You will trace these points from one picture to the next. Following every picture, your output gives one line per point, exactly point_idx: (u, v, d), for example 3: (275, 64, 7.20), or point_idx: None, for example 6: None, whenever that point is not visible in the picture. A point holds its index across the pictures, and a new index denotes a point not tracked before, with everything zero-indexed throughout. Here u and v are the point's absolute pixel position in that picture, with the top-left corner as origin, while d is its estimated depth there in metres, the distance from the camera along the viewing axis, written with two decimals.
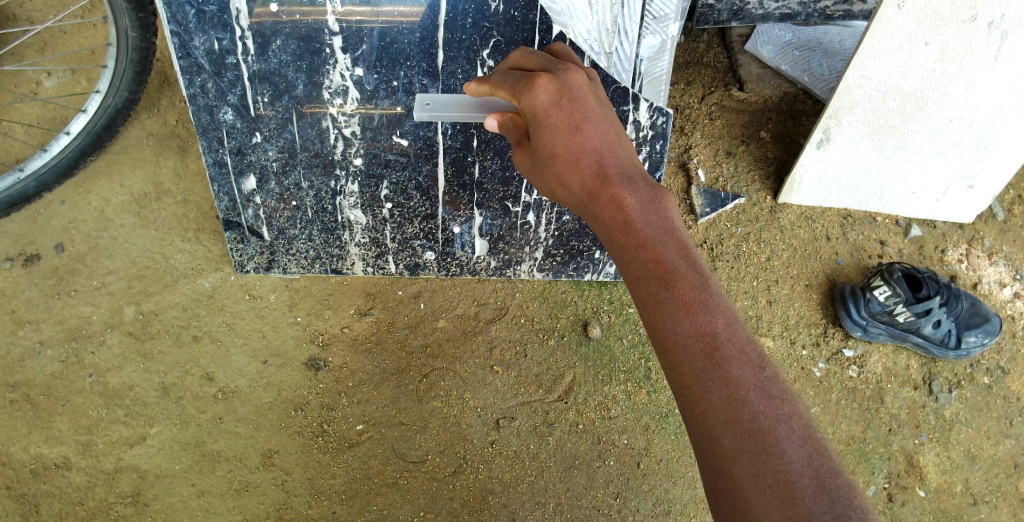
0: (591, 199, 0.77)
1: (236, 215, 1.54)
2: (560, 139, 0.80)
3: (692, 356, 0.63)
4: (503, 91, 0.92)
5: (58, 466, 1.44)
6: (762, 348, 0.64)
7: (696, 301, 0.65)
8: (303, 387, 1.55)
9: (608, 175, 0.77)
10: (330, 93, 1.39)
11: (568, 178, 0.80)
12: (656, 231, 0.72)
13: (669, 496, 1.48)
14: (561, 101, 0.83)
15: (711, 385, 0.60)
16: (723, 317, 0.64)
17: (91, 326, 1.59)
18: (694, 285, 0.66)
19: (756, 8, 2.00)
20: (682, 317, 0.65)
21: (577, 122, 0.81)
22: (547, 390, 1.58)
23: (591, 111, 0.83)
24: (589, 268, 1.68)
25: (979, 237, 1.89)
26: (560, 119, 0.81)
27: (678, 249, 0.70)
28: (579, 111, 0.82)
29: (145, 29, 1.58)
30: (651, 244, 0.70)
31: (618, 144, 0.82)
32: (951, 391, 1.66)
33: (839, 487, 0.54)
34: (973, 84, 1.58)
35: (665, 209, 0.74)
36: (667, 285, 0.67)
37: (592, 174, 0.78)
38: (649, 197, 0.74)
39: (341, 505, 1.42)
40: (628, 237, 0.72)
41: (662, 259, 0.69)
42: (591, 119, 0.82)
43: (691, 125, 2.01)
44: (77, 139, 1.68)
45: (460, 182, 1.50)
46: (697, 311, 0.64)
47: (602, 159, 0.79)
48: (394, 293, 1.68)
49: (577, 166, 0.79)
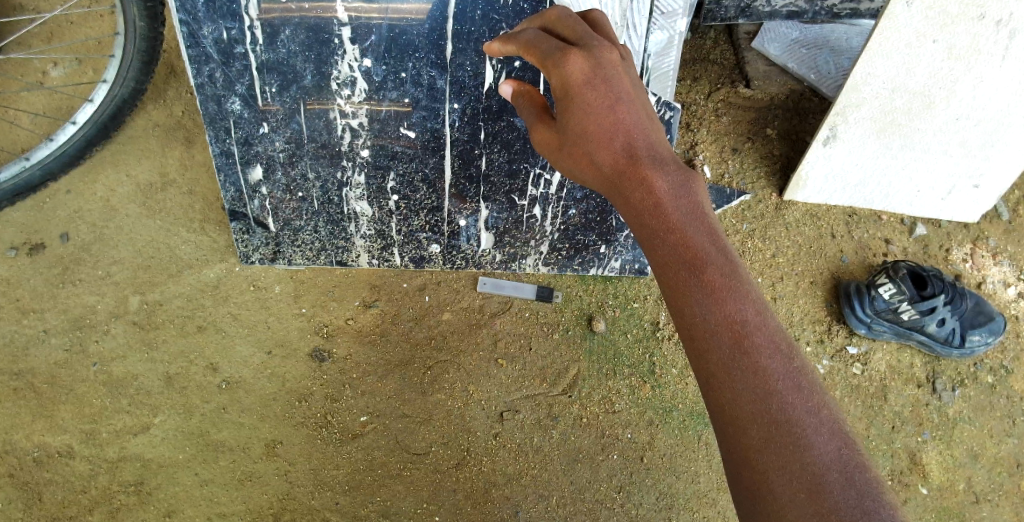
0: (618, 178, 0.76)
1: (242, 206, 1.53)
2: (593, 120, 0.78)
3: (722, 344, 0.62)
4: (532, 59, 0.87)
5: (62, 454, 1.45)
6: (790, 337, 0.64)
7: (726, 288, 0.65)
8: (307, 378, 1.55)
9: (639, 157, 0.75)
10: (338, 84, 1.38)
11: (599, 155, 0.78)
12: (686, 214, 0.70)
13: (673, 490, 1.50)
14: (595, 79, 0.80)
15: (739, 375, 0.60)
16: (753, 305, 0.64)
17: (96, 315, 1.59)
18: (724, 276, 0.65)
19: (763, 6, 1.96)
20: (711, 303, 0.64)
21: (610, 101, 0.79)
22: (552, 383, 1.58)
23: (626, 92, 0.80)
24: (595, 262, 1.65)
25: (984, 237, 1.89)
26: (594, 98, 0.79)
27: (711, 237, 0.68)
28: (613, 91, 0.79)
29: (153, 18, 1.57)
30: (683, 229, 0.69)
31: (651, 126, 0.79)
32: (955, 390, 1.66)
33: (866, 482, 0.55)
34: (981, 82, 1.59)
35: (696, 192, 0.72)
36: (698, 272, 0.66)
37: (621, 154, 0.76)
38: (680, 180, 0.73)
39: (344, 496, 1.44)
40: (657, 220, 0.70)
41: (686, 245, 0.68)
42: (625, 101, 0.79)
43: (697, 121, 2.00)
44: (84, 128, 1.67)
45: (466, 174, 1.51)
46: (726, 299, 0.64)
47: (632, 139, 0.77)
48: (399, 285, 1.67)
49: (604, 147, 0.77)
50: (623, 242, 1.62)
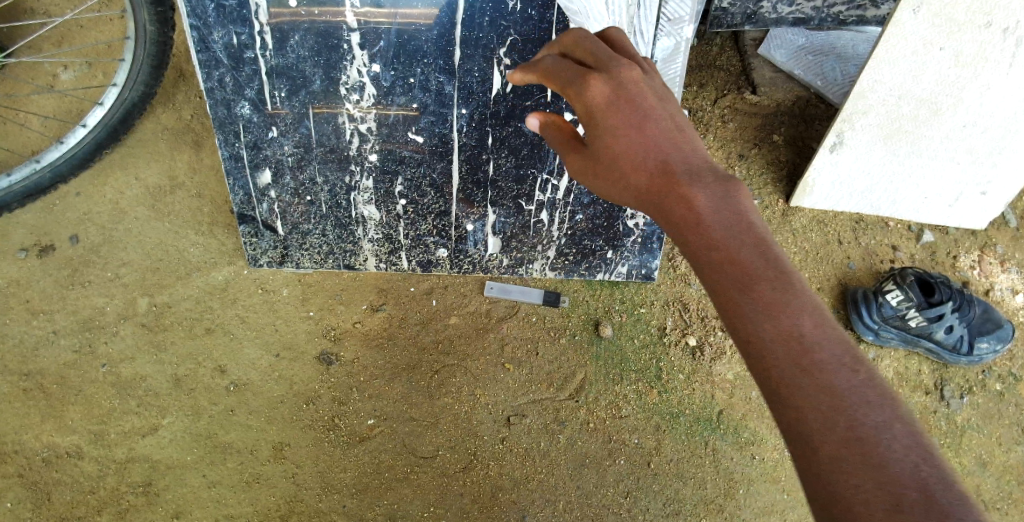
0: (653, 197, 0.73)
1: (251, 209, 1.54)
2: (621, 140, 0.77)
3: (780, 362, 0.59)
4: (554, 88, 0.87)
5: (70, 454, 1.46)
6: (854, 346, 0.60)
7: (778, 302, 0.62)
8: (315, 381, 1.55)
9: (672, 170, 0.72)
10: (346, 89, 1.39)
11: (630, 175, 0.76)
12: (728, 223, 0.67)
13: (680, 496, 1.50)
14: (618, 101, 0.79)
15: (800, 392, 0.57)
16: (809, 316, 0.61)
17: (105, 316, 1.60)
18: (774, 292, 0.62)
19: (769, 13, 1.98)
20: (763, 319, 0.61)
21: (636, 120, 0.77)
22: (559, 388, 1.58)
23: (650, 107, 0.78)
24: (601, 267, 1.66)
25: (992, 244, 1.89)
26: (619, 118, 0.77)
27: (758, 249, 0.65)
28: (638, 108, 0.77)
29: (163, 23, 1.59)
30: (726, 243, 0.66)
31: (682, 138, 0.77)
32: (963, 397, 1.66)
33: (957, 502, 0.49)
34: (988, 89, 1.58)
35: (737, 199, 0.69)
36: (746, 289, 0.63)
37: (653, 169, 0.74)
38: (718, 189, 0.69)
39: (352, 499, 1.44)
40: (697, 234, 0.68)
41: (731, 260, 0.65)
42: (651, 115, 0.77)
43: (704, 127, 2.01)
44: (94, 131, 1.69)
45: (474, 179, 1.51)
46: (778, 312, 0.61)
47: (662, 154, 0.75)
48: (406, 289, 1.67)
49: (635, 166, 0.75)
50: (630, 248, 1.63)
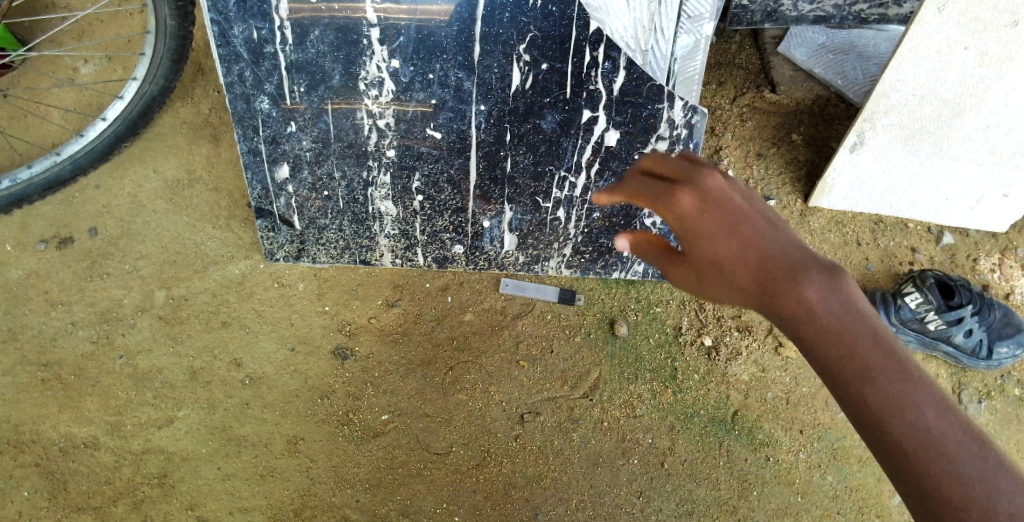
0: (764, 298, 0.64)
1: (268, 203, 1.55)
2: (717, 243, 0.70)
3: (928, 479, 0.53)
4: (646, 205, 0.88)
5: (88, 444, 1.47)
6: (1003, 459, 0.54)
7: (914, 416, 0.55)
8: (330, 376, 1.56)
9: (779, 271, 0.65)
10: (365, 84, 1.39)
11: (733, 277, 0.67)
12: (849, 329, 0.60)
13: (693, 497, 1.49)
14: (708, 207, 0.74)
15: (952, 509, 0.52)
16: (951, 430, 0.55)
17: (122, 308, 1.61)
18: (895, 389, 0.56)
19: (790, 11, 2.01)
20: (901, 434, 0.55)
21: (731, 221, 0.71)
22: (573, 386, 1.58)
23: (745, 208, 0.72)
24: (617, 266, 1.66)
25: (1013, 247, 1.86)
26: (711, 222, 0.72)
27: (884, 352, 0.58)
28: (731, 211, 0.72)
29: (184, 18, 1.59)
30: (852, 348, 0.58)
31: (781, 234, 0.69)
32: (981, 401, 1.64)
33: None
34: (1012, 90, 1.56)
35: (851, 296, 0.62)
36: (871, 393, 0.57)
37: (757, 270, 0.66)
38: (831, 287, 0.62)
39: (365, 494, 1.44)
40: (817, 341, 0.60)
41: (865, 347, 0.57)
42: (748, 216, 0.71)
43: (722, 126, 1.99)
44: (113, 125, 1.70)
45: (491, 176, 1.51)
46: (916, 427, 0.55)
47: (766, 250, 0.67)
48: (422, 285, 1.67)
49: (738, 267, 0.67)
50: None
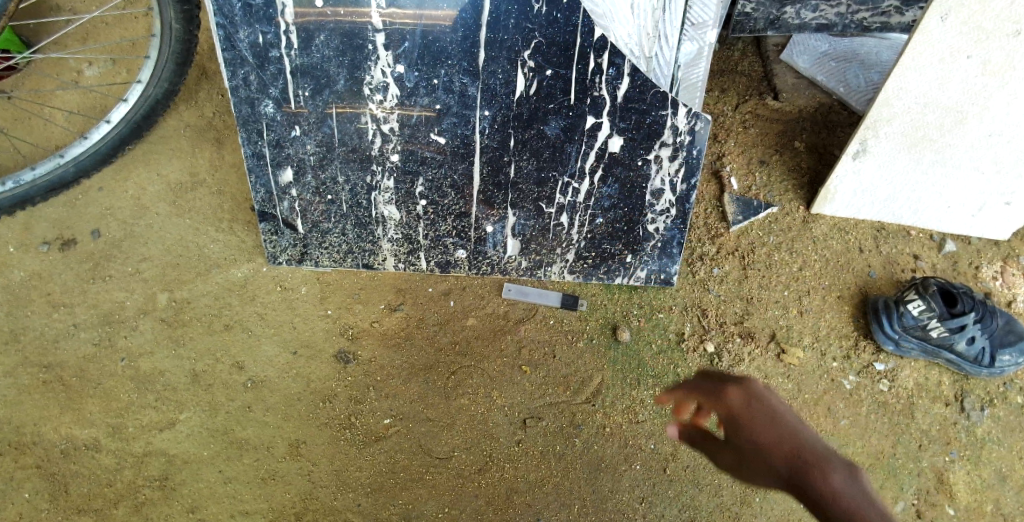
0: (794, 474, 0.79)
1: (271, 207, 1.56)
2: (760, 431, 0.88)
3: None
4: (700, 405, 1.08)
5: (89, 447, 1.46)
6: None
7: None
8: (332, 379, 1.56)
9: (806, 457, 0.81)
10: (370, 89, 1.40)
11: (771, 460, 0.83)
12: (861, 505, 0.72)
13: (695, 503, 1.49)
14: (754, 407, 0.94)
15: None
16: None
17: (124, 311, 1.61)
18: None
19: (793, 18, 1.96)
20: None
21: (774, 424, 0.90)
22: (576, 391, 1.58)
23: (785, 415, 0.91)
24: (620, 271, 1.66)
25: (1015, 255, 1.87)
26: (758, 418, 0.91)
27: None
28: (776, 413, 0.91)
29: (189, 21, 1.60)
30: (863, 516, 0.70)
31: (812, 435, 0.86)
32: (983, 409, 1.64)
33: None
34: (1015, 99, 1.56)
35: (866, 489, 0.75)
36: None
37: (788, 453, 0.82)
38: (850, 478, 0.76)
39: (366, 498, 1.44)
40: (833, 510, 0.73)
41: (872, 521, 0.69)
42: (787, 419, 0.89)
43: (725, 132, 2.00)
44: (117, 127, 1.69)
45: (495, 181, 1.51)
46: None
47: (800, 444, 0.84)
48: (424, 289, 1.67)
49: (775, 450, 0.83)
50: (649, 252, 1.63)
